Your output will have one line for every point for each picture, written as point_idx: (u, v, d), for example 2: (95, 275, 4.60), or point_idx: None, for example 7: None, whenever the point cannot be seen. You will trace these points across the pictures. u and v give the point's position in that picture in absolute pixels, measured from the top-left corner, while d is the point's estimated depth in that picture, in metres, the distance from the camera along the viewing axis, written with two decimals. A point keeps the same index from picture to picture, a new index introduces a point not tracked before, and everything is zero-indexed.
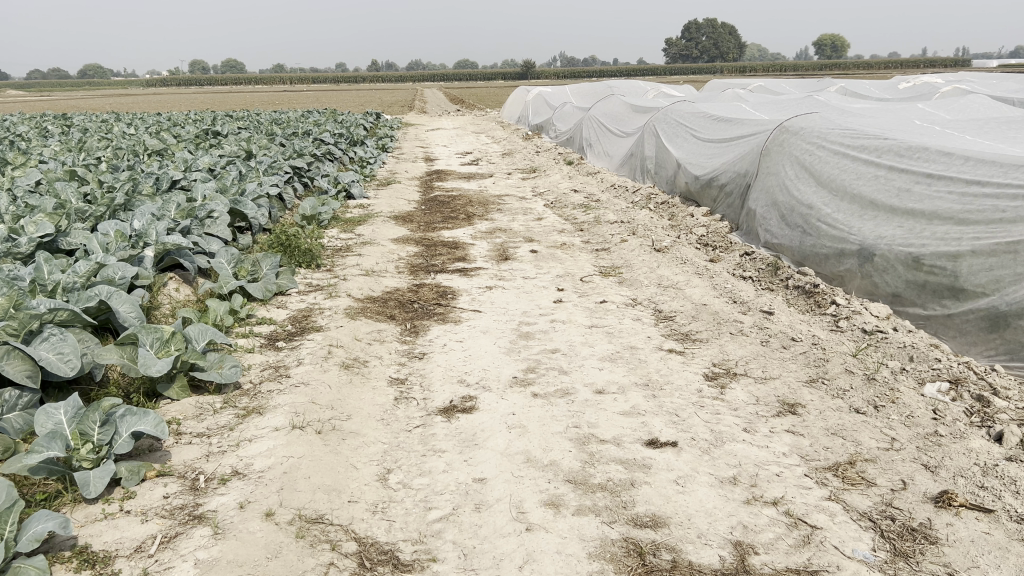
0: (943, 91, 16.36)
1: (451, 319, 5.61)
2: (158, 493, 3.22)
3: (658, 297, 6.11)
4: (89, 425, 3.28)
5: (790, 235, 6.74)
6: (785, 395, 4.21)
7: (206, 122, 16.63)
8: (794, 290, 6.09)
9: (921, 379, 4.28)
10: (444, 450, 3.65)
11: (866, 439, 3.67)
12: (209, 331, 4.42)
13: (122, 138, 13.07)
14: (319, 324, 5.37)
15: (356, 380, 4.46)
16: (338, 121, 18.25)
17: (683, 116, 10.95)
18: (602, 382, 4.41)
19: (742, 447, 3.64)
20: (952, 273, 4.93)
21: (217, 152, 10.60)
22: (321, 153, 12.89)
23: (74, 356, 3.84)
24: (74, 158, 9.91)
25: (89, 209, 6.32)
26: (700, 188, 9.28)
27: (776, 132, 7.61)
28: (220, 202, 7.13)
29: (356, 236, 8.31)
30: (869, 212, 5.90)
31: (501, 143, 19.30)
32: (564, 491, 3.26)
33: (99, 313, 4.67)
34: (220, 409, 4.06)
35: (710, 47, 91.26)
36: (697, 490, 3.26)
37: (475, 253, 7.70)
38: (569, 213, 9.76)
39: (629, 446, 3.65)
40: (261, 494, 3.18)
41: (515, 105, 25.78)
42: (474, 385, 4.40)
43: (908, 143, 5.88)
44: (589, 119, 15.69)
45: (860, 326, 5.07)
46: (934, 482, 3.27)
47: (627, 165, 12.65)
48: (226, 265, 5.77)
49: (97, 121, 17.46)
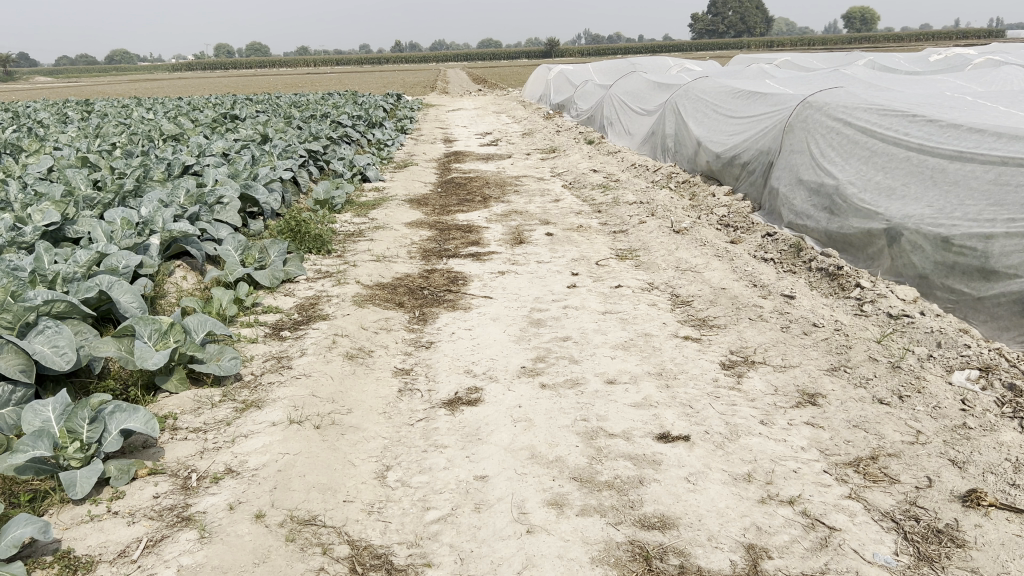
0: (975, 62, 15.86)
1: (461, 306, 5.47)
2: (148, 492, 3.11)
3: (676, 281, 5.91)
4: (78, 422, 3.16)
5: (814, 216, 6.51)
6: (805, 384, 4.03)
7: (224, 106, 16.55)
8: (817, 273, 5.86)
9: (949, 367, 4.06)
10: (446, 445, 3.51)
11: (890, 432, 3.48)
12: (208, 321, 4.29)
13: (140, 123, 13.03)
14: (324, 313, 5.24)
15: (359, 371, 4.33)
16: (358, 104, 18.13)
17: (706, 92, 10.67)
18: (614, 372, 4.24)
19: (758, 441, 3.47)
20: (983, 254, 4.70)
21: (232, 136, 10.49)
22: (338, 136, 12.76)
23: (69, 349, 3.71)
24: (88, 144, 9.84)
25: (97, 196, 6.20)
26: (722, 166, 9.03)
27: (800, 108, 7.35)
28: (231, 188, 7.01)
29: (370, 220, 8.18)
30: (897, 191, 5.65)
31: (521, 123, 19.07)
32: (569, 489, 3.11)
33: (100, 303, 4.56)
34: (218, 402, 3.95)
35: (737, 22, 89.90)
36: (709, 489, 3.10)
37: (489, 237, 7.54)
38: (588, 194, 9.56)
39: (639, 440, 3.49)
40: (253, 494, 3.05)
41: (536, 84, 25.47)
42: (480, 375, 4.26)
43: (938, 120, 5.61)
44: (610, 98, 15.40)
45: (886, 310, 4.85)
46: (961, 479, 3.08)
47: (648, 144, 12.39)
48: (233, 252, 5.66)
49: (118, 107, 17.46)
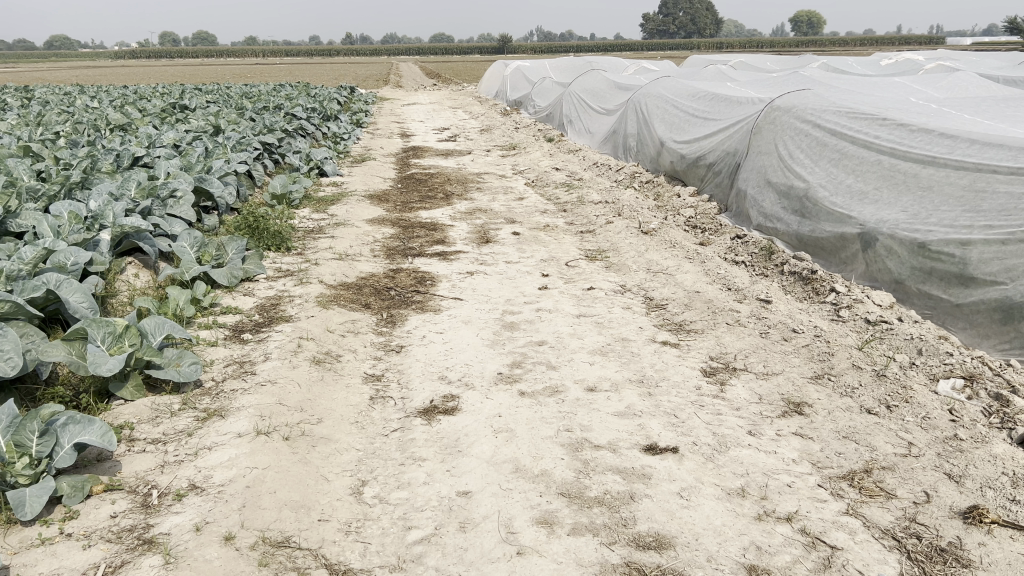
0: (926, 68, 16.11)
1: (431, 308, 5.28)
2: (105, 511, 2.87)
3: (648, 283, 5.80)
4: (26, 436, 2.91)
5: (784, 219, 6.47)
6: (790, 392, 3.94)
7: (173, 96, 15.98)
8: (790, 276, 5.81)
9: (933, 376, 4.01)
10: (425, 458, 3.34)
11: (882, 444, 3.40)
12: (166, 324, 4.04)
13: (85, 111, 12.50)
14: (288, 314, 5.01)
15: (327, 377, 4.12)
16: (312, 96, 17.74)
17: (668, 91, 10.62)
18: (594, 379, 4.10)
19: (748, 453, 3.36)
20: (961, 261, 4.67)
21: (183, 127, 10.10)
22: (292, 129, 12.42)
23: (15, 353, 3.42)
24: (30, 132, 9.37)
25: (41, 187, 5.84)
26: (687, 167, 8.97)
27: (766, 110, 7.29)
28: (184, 181, 6.71)
29: (329, 216, 7.92)
30: (870, 195, 5.62)
31: (479, 119, 18.88)
32: (557, 506, 2.96)
33: (46, 304, 4.27)
34: (178, 411, 3.70)
35: (688, 23, 90.87)
36: (703, 505, 2.97)
37: (454, 235, 7.36)
38: (552, 193, 9.43)
39: (626, 453, 3.35)
40: (220, 514, 2.84)
41: (492, 80, 25.32)
42: (456, 382, 4.08)
43: (909, 124, 5.59)
44: (569, 95, 15.29)
45: (863, 315, 4.80)
46: (960, 495, 3.01)
47: (609, 142, 12.32)
48: (188, 249, 5.40)
49: (59, 94, 16.76)
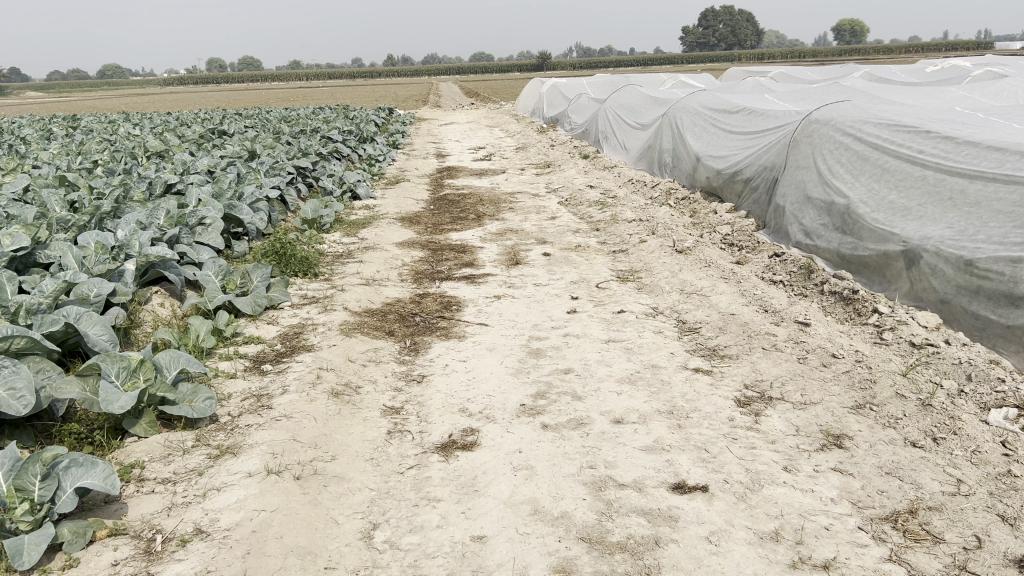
0: (974, 75, 15.65)
1: (455, 335, 5.15)
2: (106, 558, 2.77)
3: (681, 305, 5.61)
4: (28, 480, 2.81)
5: (824, 236, 6.22)
6: (829, 424, 3.71)
7: (213, 121, 16.16)
8: (830, 296, 5.56)
9: (983, 405, 3.76)
10: (439, 498, 3.19)
11: (928, 481, 3.17)
12: (182, 358, 3.95)
13: (125, 139, 12.65)
14: (310, 343, 4.92)
15: (344, 411, 4.00)
16: (349, 118, 17.82)
17: (703, 105, 10.40)
18: (621, 411, 3.92)
19: (783, 492, 3.15)
20: (1010, 279, 4.39)
21: (218, 153, 10.16)
22: (327, 152, 12.42)
23: (28, 392, 3.31)
24: (68, 162, 9.48)
25: (71, 217, 5.80)
26: (723, 182, 8.74)
27: (804, 123, 7.06)
28: (213, 209, 6.67)
29: (359, 240, 7.85)
30: (913, 211, 5.36)
31: (515, 137, 18.79)
32: (576, 553, 2.79)
33: (67, 337, 4.21)
34: (191, 448, 3.60)
35: (727, 35, 90.29)
36: (733, 551, 2.77)
37: (484, 257, 7.23)
38: (585, 211, 9.26)
39: (652, 492, 3.17)
40: (223, 561, 2.73)
41: (529, 97, 25.27)
42: (476, 415, 3.92)
43: (954, 137, 5.32)
44: (605, 111, 15.13)
45: (908, 338, 4.56)
46: (1015, 540, 2.77)
47: (645, 158, 12.12)
48: (213, 278, 5.34)
49: (103, 122, 17.05)
